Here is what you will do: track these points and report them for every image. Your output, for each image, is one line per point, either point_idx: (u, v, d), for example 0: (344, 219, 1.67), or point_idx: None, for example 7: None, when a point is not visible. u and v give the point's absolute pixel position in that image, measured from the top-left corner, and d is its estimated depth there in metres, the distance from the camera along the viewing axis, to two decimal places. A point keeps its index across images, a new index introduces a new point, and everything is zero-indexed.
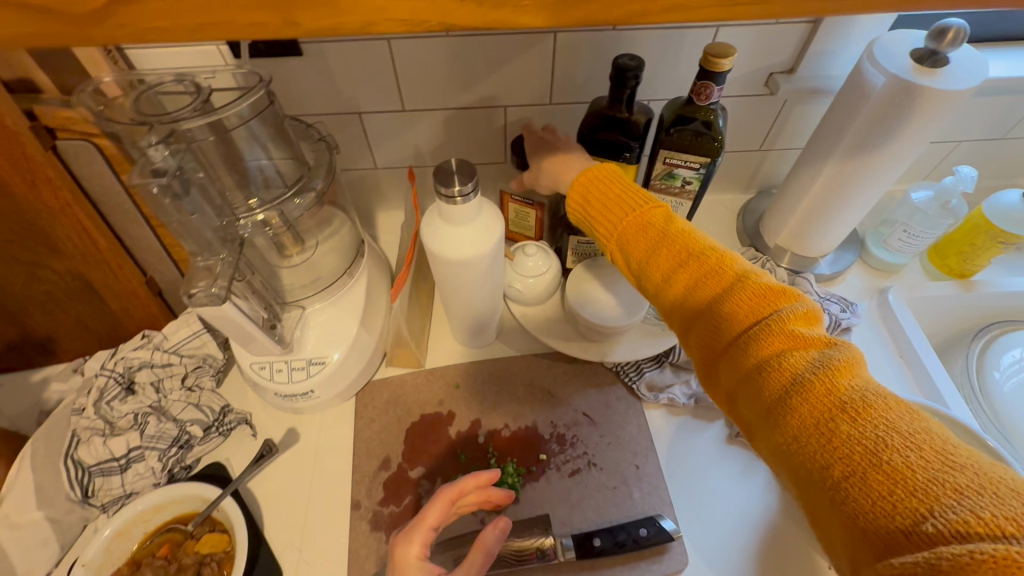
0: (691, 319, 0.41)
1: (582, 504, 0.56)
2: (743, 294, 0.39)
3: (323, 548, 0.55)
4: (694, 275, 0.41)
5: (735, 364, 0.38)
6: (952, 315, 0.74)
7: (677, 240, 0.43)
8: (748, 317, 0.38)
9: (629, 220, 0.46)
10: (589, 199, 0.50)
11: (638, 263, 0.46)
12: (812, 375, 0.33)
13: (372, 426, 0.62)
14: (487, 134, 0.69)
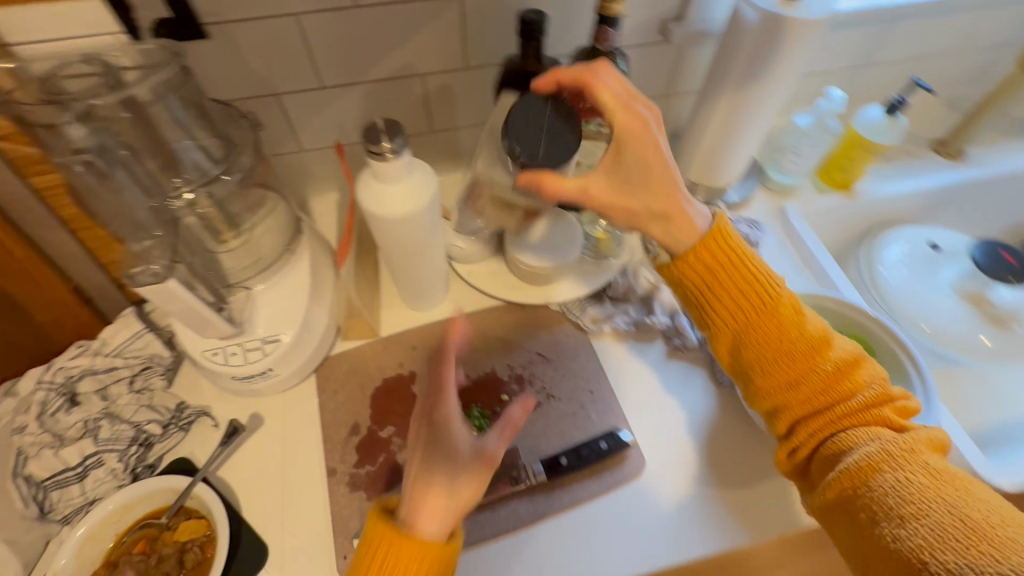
0: (778, 396, 0.50)
1: (546, 432, 0.61)
2: (843, 381, 0.47)
3: (305, 515, 0.56)
4: (801, 360, 0.49)
5: (814, 439, 0.48)
6: (841, 223, 0.85)
7: (790, 328, 0.50)
8: (841, 403, 0.47)
9: (740, 302, 0.53)
10: (695, 265, 0.53)
11: (734, 341, 0.52)
12: (893, 451, 0.44)
13: (336, 397, 0.63)
14: (410, 104, 0.71)
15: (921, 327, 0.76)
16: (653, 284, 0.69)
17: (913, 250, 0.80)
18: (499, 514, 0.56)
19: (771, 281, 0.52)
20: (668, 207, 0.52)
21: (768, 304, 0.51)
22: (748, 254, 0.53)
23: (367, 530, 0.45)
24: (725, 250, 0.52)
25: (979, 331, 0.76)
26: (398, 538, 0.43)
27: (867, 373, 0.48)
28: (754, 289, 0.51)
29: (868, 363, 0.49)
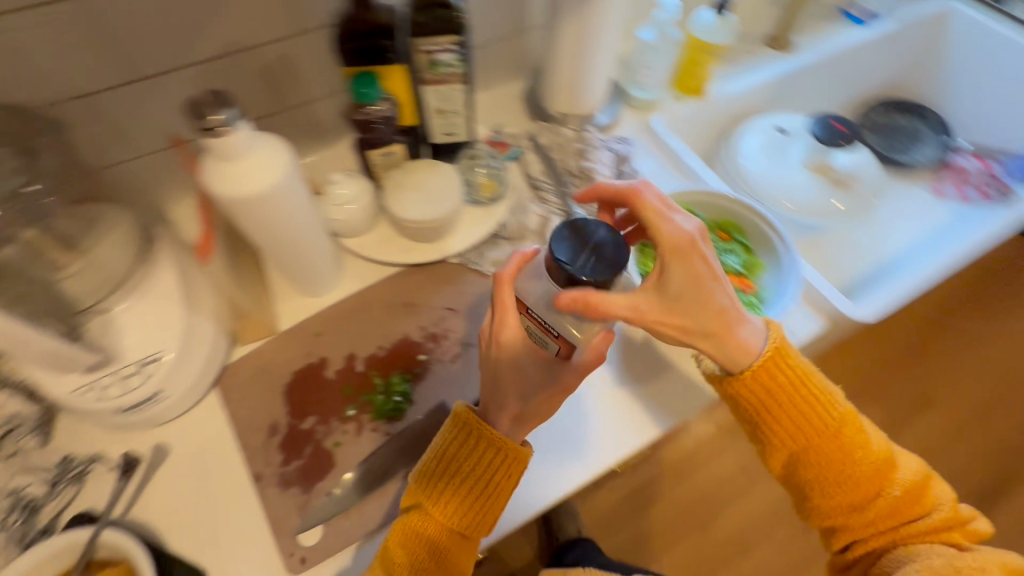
0: (840, 517, 0.52)
1: (471, 378, 0.62)
2: (913, 504, 0.51)
3: (239, 527, 0.53)
4: (863, 483, 0.51)
5: (872, 551, 0.52)
6: (700, 124, 0.92)
7: (854, 449, 0.51)
8: (901, 522, 0.51)
9: (810, 425, 0.52)
10: (755, 391, 0.52)
11: (792, 458, 0.53)
12: (960, 567, 0.47)
13: (246, 404, 0.60)
14: (249, 82, 0.66)
15: (784, 205, 0.84)
16: (541, 217, 0.73)
17: (766, 137, 0.87)
18: None
19: (836, 401, 0.52)
20: (718, 327, 0.49)
21: (830, 427, 0.51)
22: (811, 372, 0.53)
23: (453, 425, 0.51)
24: (782, 374, 0.52)
25: (831, 196, 0.84)
26: (483, 436, 0.50)
27: (936, 494, 0.52)
28: (812, 408, 0.52)
29: (935, 482, 0.53)
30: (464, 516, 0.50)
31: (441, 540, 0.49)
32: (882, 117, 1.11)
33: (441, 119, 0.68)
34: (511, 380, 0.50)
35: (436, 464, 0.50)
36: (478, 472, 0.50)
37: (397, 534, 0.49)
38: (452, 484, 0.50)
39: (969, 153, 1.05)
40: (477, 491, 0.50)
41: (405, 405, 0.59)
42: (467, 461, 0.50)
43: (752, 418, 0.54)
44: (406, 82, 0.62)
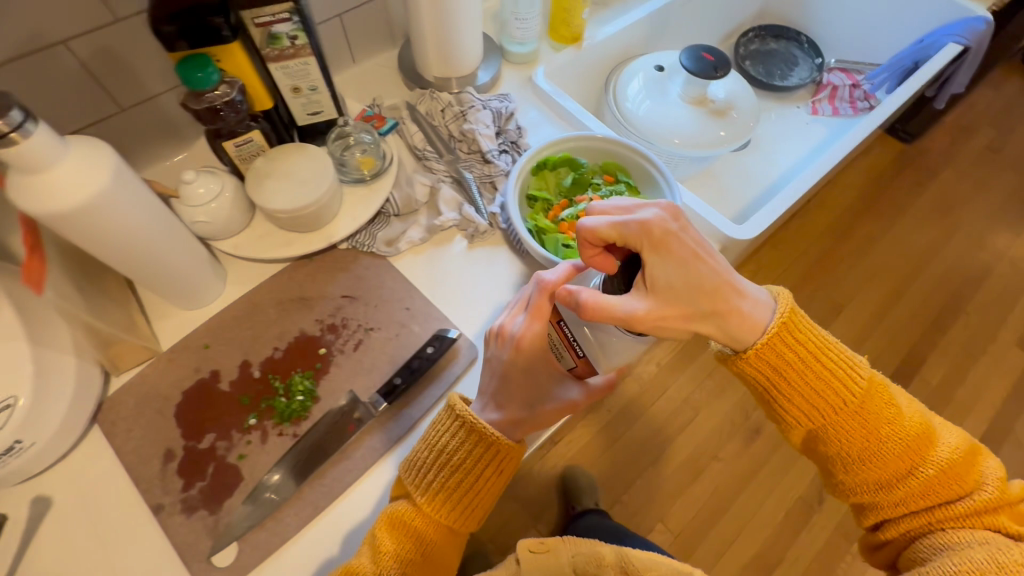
0: (869, 492, 0.52)
1: (377, 364, 0.60)
2: (950, 483, 0.49)
3: (144, 564, 0.50)
4: (890, 459, 0.50)
5: (907, 533, 0.51)
6: (582, 72, 0.92)
7: (879, 425, 0.50)
8: (934, 502, 0.49)
9: (822, 403, 0.51)
10: (768, 375, 0.52)
11: (814, 434, 0.53)
12: (1004, 563, 0.43)
13: (133, 435, 0.55)
14: (68, 84, 0.58)
15: (673, 142, 0.86)
16: (430, 187, 0.71)
17: (645, 79, 0.88)
18: (355, 459, 0.54)
19: (851, 374, 0.51)
20: (717, 303, 0.49)
21: (851, 403, 0.51)
22: (829, 346, 0.52)
23: (451, 419, 0.51)
24: (794, 355, 0.51)
25: (714, 126, 0.86)
26: (475, 433, 0.50)
27: (981, 470, 0.49)
28: (832, 388, 0.51)
29: (986, 462, 0.50)
30: (456, 509, 0.51)
31: (431, 532, 0.50)
32: (758, 45, 1.16)
33: (298, 99, 0.63)
34: (524, 391, 0.53)
35: (431, 459, 0.51)
36: (470, 468, 0.51)
37: (385, 522, 0.50)
38: (445, 479, 0.50)
39: (837, 70, 1.12)
40: (469, 485, 0.51)
41: (309, 403, 0.57)
42: (460, 457, 0.50)
43: (767, 402, 0.54)
44: (249, 62, 0.56)
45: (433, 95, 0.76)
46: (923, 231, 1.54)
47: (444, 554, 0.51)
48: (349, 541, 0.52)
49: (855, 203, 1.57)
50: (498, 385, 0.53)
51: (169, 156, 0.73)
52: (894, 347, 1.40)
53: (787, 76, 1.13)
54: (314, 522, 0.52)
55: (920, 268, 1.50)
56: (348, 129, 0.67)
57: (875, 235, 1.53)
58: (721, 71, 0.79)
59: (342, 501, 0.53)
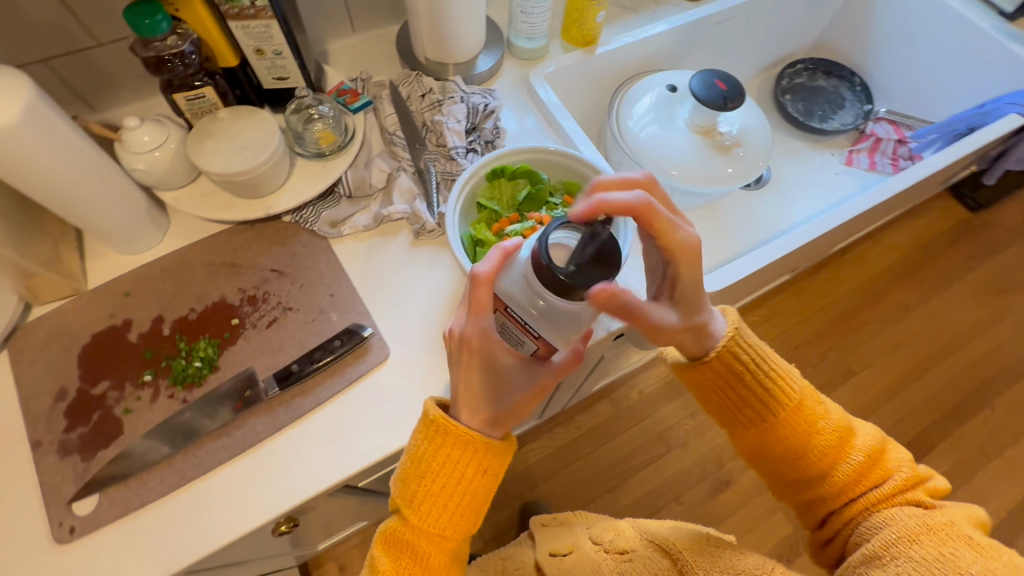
0: (811, 487, 0.47)
1: (284, 346, 0.58)
2: (871, 467, 0.45)
3: (11, 496, 0.51)
4: (826, 452, 0.46)
5: (850, 524, 0.45)
6: (590, 78, 0.86)
7: (806, 416, 0.48)
8: (864, 490, 0.45)
9: (753, 396, 0.49)
10: (712, 372, 0.50)
11: (757, 433, 0.49)
12: (934, 525, 0.40)
13: (35, 366, 0.56)
14: (41, 11, 0.59)
15: (670, 172, 0.79)
16: (388, 173, 0.68)
17: (656, 97, 0.82)
18: (234, 437, 0.53)
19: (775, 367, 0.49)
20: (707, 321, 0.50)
21: (789, 397, 0.48)
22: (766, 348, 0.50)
23: (424, 427, 0.46)
24: (738, 356, 0.49)
25: (717, 162, 0.79)
26: (456, 435, 0.45)
27: (894, 456, 0.47)
28: (768, 382, 0.48)
29: (890, 445, 0.48)
30: (447, 516, 0.46)
31: (426, 545, 0.45)
32: (805, 79, 1.07)
33: (263, 61, 0.62)
34: (489, 384, 0.45)
35: (411, 469, 0.46)
36: (451, 472, 0.45)
37: (383, 544, 0.46)
38: (430, 487, 0.45)
39: (885, 120, 1.02)
40: (460, 490, 0.45)
41: (205, 371, 0.56)
42: (440, 464, 0.45)
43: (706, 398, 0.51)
44: (210, 17, 0.55)
45: (416, 79, 0.72)
46: (966, 309, 1.39)
47: (448, 566, 0.46)
48: (207, 520, 0.51)
49: (896, 265, 1.42)
50: (457, 388, 0.46)
51: (149, 98, 0.73)
52: (904, 427, 1.27)
53: (828, 118, 1.03)
54: (177, 492, 0.51)
55: (953, 348, 1.35)
56: (308, 102, 0.65)
57: (912, 303, 1.39)
58: (732, 103, 0.71)
59: (210, 477, 0.52)
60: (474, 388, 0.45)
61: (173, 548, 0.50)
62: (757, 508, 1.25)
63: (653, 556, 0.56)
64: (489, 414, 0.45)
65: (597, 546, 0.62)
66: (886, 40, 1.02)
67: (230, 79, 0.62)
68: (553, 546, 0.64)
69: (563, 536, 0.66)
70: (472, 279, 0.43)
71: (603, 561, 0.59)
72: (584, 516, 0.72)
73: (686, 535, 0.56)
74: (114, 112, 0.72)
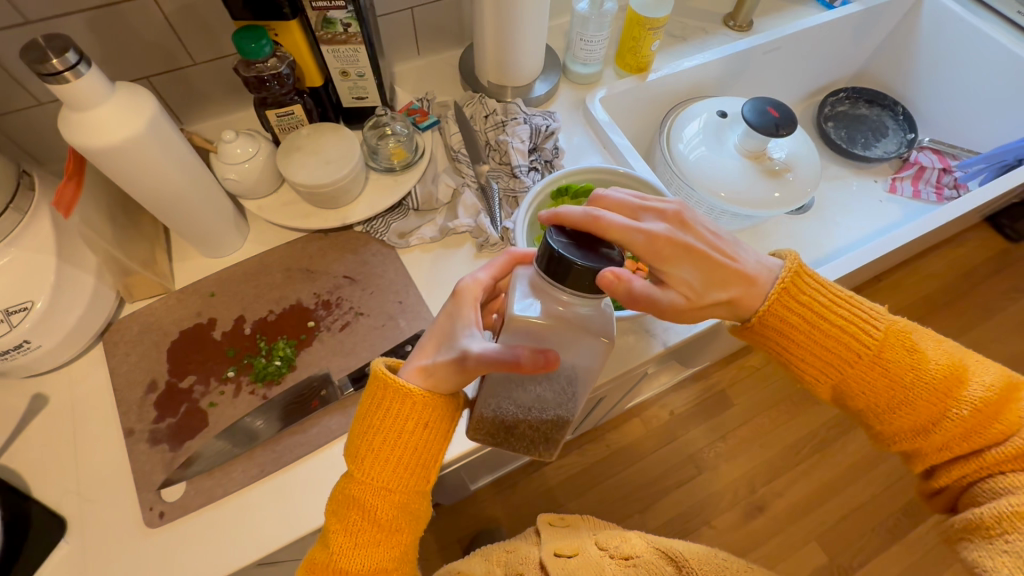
0: (908, 441, 0.48)
1: (356, 348, 0.61)
2: (988, 424, 0.45)
3: (104, 480, 0.54)
4: (927, 404, 0.46)
5: (961, 479, 0.46)
6: (641, 103, 0.90)
7: (904, 373, 0.47)
8: (974, 446, 0.45)
9: (843, 356, 0.49)
10: (774, 330, 0.50)
11: (837, 391, 0.50)
12: None
13: (128, 359, 0.60)
14: (152, 34, 0.64)
15: (719, 194, 0.81)
16: (453, 189, 0.72)
17: (705, 122, 0.85)
18: (310, 433, 0.56)
19: (868, 325, 0.48)
20: (735, 296, 0.50)
21: (869, 355, 0.48)
22: (841, 303, 0.49)
23: (368, 385, 0.47)
24: (792, 316, 0.50)
25: (767, 185, 0.80)
26: (392, 388, 0.45)
27: (1020, 408, 0.45)
28: (838, 343, 0.49)
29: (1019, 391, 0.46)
30: (391, 470, 0.45)
31: (372, 499, 0.44)
32: (847, 108, 1.09)
33: (346, 82, 0.66)
34: (447, 333, 0.46)
35: (355, 424, 0.46)
36: (392, 426, 0.45)
37: (333, 504, 0.46)
38: (372, 441, 0.45)
39: (929, 149, 1.03)
40: (404, 444, 0.45)
41: (284, 369, 0.59)
42: (382, 421, 0.45)
43: (785, 356, 0.52)
44: (305, 41, 0.59)
45: (481, 101, 0.76)
46: (1006, 341, 1.36)
47: (397, 522, 0.45)
48: (282, 513, 0.53)
49: (933, 294, 1.41)
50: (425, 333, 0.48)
51: (232, 114, 0.79)
52: None
53: (870, 146, 1.05)
54: (256, 484, 0.54)
55: None
56: (385, 120, 0.68)
57: (950, 333, 1.37)
58: (783, 130, 0.73)
59: (286, 470, 0.55)
60: (440, 333, 0.46)
61: (250, 538, 0.52)
62: (792, 537, 1.19)
63: (657, 563, 0.58)
64: (423, 363, 0.46)
65: (602, 551, 0.61)
66: (930, 72, 1.04)
67: (314, 98, 0.67)
68: (558, 547, 0.62)
69: (569, 539, 0.66)
70: (507, 251, 0.49)
71: (607, 564, 0.59)
72: (591, 524, 0.73)
73: (693, 550, 0.57)
74: (199, 125, 0.77)
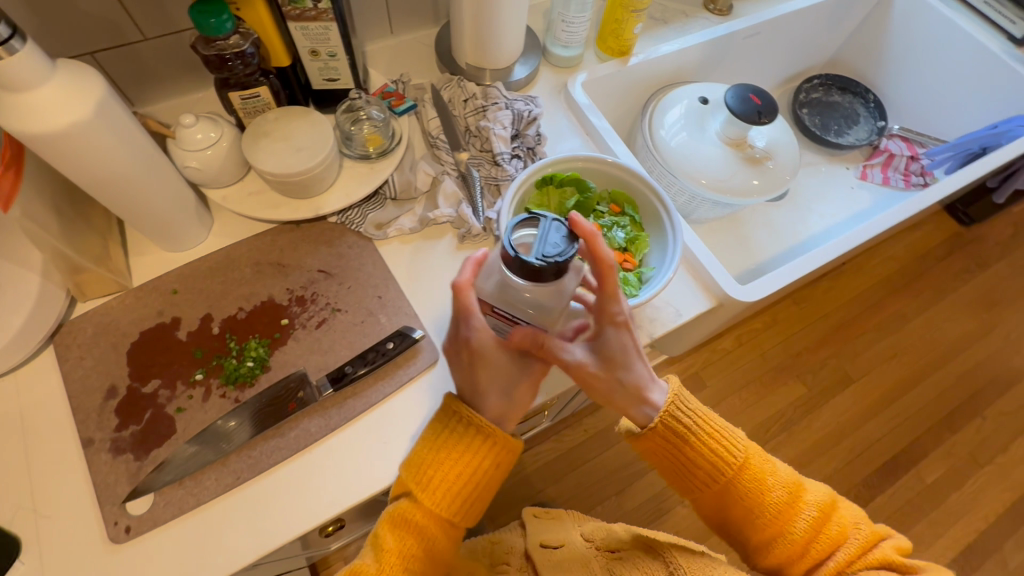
0: (772, 550, 0.48)
1: (334, 346, 0.58)
2: (829, 529, 0.46)
3: (61, 494, 0.50)
4: (780, 513, 0.48)
5: None
6: (623, 89, 0.88)
7: (757, 485, 0.49)
8: (820, 552, 0.46)
9: (706, 470, 0.49)
10: (665, 442, 0.49)
11: (711, 503, 0.50)
12: None
13: (83, 363, 0.56)
14: (100, 8, 0.58)
15: (698, 182, 0.81)
16: (433, 177, 0.68)
17: (686, 108, 0.84)
18: (288, 438, 0.53)
19: (725, 438, 0.50)
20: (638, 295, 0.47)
21: (730, 468, 0.49)
22: (707, 414, 0.50)
23: (448, 416, 0.48)
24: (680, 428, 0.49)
25: (747, 174, 0.80)
26: (478, 426, 0.47)
27: (846, 514, 0.47)
28: (706, 452, 0.49)
29: (843, 500, 0.49)
30: (455, 502, 0.47)
31: (433, 525, 0.47)
32: (821, 94, 1.10)
33: (316, 62, 0.62)
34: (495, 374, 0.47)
35: (428, 452, 0.47)
36: (467, 459, 0.47)
37: (386, 523, 0.46)
38: (445, 473, 0.47)
39: (898, 137, 1.06)
40: (470, 480, 0.47)
41: (258, 370, 0.56)
42: (457, 450, 0.47)
43: (664, 469, 0.52)
44: (270, 16, 0.55)
45: (460, 85, 0.73)
46: (960, 321, 1.42)
47: (446, 550, 0.48)
48: (262, 520, 0.51)
49: (893, 276, 1.46)
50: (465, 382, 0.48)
51: (191, 95, 0.73)
52: (904, 430, 1.30)
53: (843, 133, 1.07)
54: (232, 492, 0.51)
55: (951, 356, 1.38)
56: (360, 104, 0.65)
57: (907, 313, 1.42)
58: (765, 118, 0.73)
59: (264, 477, 0.52)
60: (471, 382, 0.47)
61: (227, 549, 0.49)
62: None
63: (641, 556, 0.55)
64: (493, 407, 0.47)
65: (587, 543, 0.62)
66: (899, 61, 1.06)
67: (281, 79, 0.63)
68: (544, 537, 0.63)
69: (554, 530, 0.66)
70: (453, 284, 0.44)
71: (593, 557, 0.59)
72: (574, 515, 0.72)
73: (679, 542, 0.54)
74: (154, 107, 0.71)
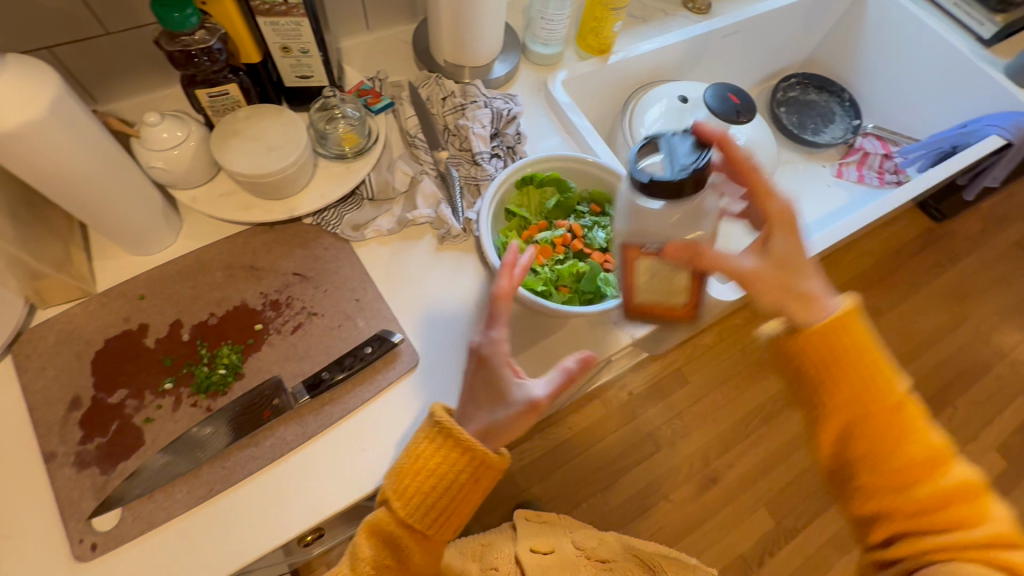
0: (884, 496, 0.43)
1: (310, 351, 0.57)
2: (959, 508, 0.41)
3: (22, 511, 0.48)
4: (916, 464, 0.42)
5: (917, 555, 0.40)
6: (603, 87, 0.88)
7: (906, 429, 0.43)
8: (940, 519, 0.41)
9: (859, 391, 0.44)
10: (834, 341, 0.45)
11: (842, 426, 0.45)
12: None
13: (44, 373, 0.53)
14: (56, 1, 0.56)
15: None
16: (411, 176, 0.67)
17: (666, 107, 0.84)
18: (263, 446, 0.52)
19: (889, 372, 0.45)
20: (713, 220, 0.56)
21: (884, 401, 0.44)
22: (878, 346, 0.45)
23: (432, 430, 0.46)
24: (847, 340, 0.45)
25: None
26: (460, 442, 0.44)
27: (990, 507, 0.41)
28: (870, 373, 0.44)
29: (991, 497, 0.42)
30: (433, 518, 0.46)
31: (409, 539, 0.46)
32: (797, 93, 1.12)
33: (287, 59, 0.61)
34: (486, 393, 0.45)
35: (408, 465, 0.45)
36: (447, 475, 0.45)
37: (366, 530, 0.47)
38: (422, 487, 0.45)
39: (872, 135, 1.08)
40: (450, 497, 0.45)
41: (230, 378, 0.54)
42: (436, 464, 0.45)
43: (807, 375, 0.46)
44: (237, 12, 0.53)
45: (438, 83, 0.72)
46: (933, 314, 1.46)
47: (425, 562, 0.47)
48: (238, 532, 0.49)
49: (868, 272, 1.49)
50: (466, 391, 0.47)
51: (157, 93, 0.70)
52: None
53: (820, 131, 1.08)
54: (206, 504, 0.50)
55: (924, 348, 1.42)
56: (334, 102, 0.63)
57: (882, 307, 1.45)
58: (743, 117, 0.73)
59: (239, 488, 0.51)
60: (469, 388, 0.46)
61: (201, 562, 0.48)
62: (741, 505, 1.25)
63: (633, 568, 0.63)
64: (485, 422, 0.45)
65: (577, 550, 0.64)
66: (872, 61, 1.08)
67: (252, 76, 0.61)
68: (535, 542, 0.64)
69: (543, 535, 0.66)
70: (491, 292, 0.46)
71: (584, 565, 0.63)
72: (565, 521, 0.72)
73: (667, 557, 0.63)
74: (118, 105, 0.68)
